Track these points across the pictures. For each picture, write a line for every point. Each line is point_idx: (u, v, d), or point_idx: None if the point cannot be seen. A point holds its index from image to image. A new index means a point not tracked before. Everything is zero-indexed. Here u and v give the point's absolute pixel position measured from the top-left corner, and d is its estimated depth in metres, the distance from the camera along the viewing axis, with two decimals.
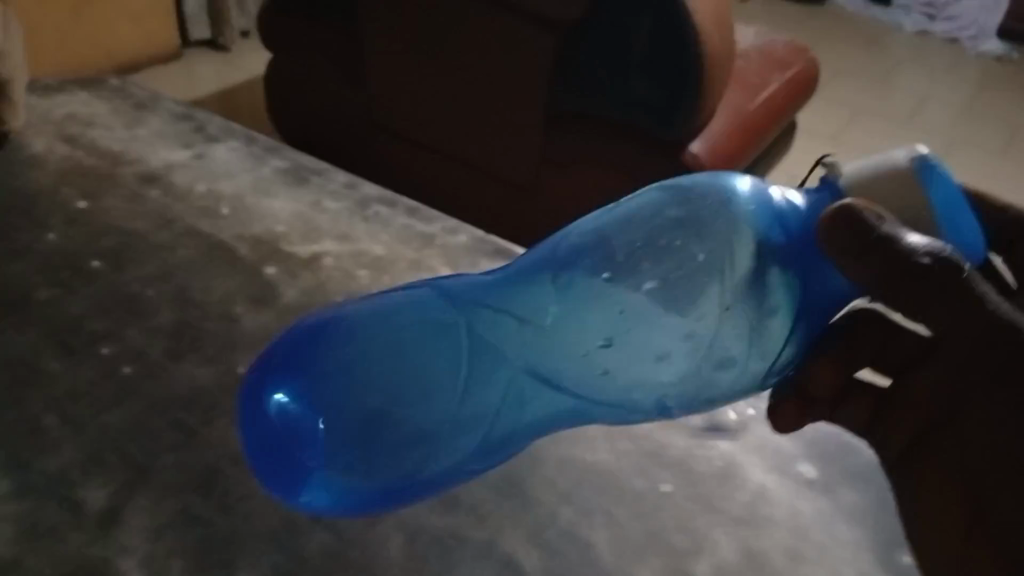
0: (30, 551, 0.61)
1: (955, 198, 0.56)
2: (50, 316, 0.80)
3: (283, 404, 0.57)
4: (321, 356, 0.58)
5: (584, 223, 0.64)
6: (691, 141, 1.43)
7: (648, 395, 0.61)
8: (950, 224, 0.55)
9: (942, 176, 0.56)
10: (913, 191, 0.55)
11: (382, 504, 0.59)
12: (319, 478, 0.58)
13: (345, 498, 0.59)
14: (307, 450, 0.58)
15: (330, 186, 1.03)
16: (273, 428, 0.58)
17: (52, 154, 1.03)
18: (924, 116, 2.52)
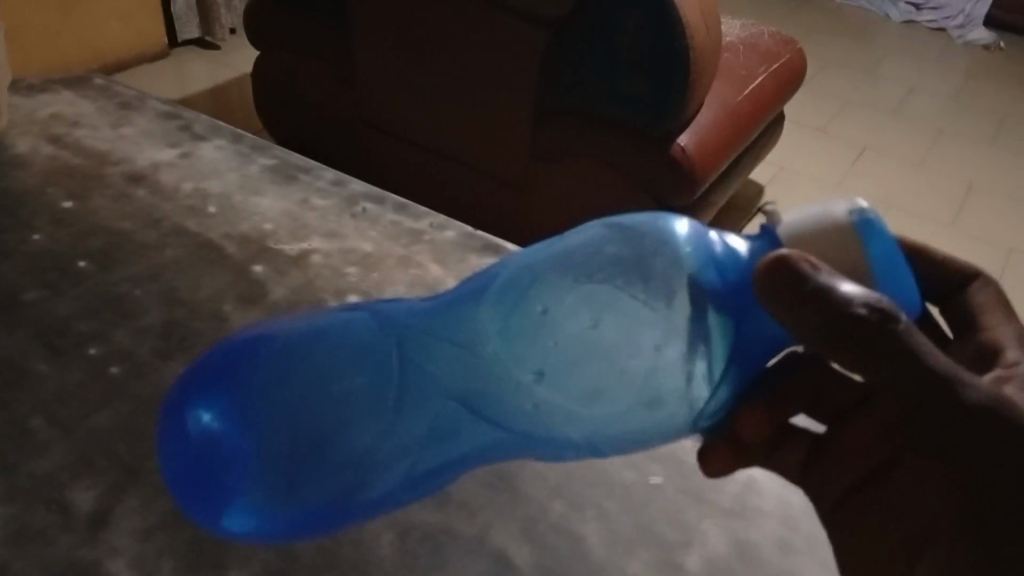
0: (18, 553, 0.61)
1: (898, 259, 0.54)
2: (37, 318, 0.80)
3: (206, 423, 0.58)
4: (250, 380, 0.60)
5: (522, 259, 0.68)
6: (680, 133, 1.43)
7: (580, 431, 0.62)
8: (892, 285, 0.53)
9: (884, 235, 0.54)
10: (852, 250, 0.53)
11: (305, 531, 0.61)
12: (241, 504, 0.59)
13: (268, 527, 0.60)
14: (228, 476, 0.58)
15: (317, 184, 1.02)
16: (192, 449, 0.58)
17: (37, 154, 1.02)
18: (912, 106, 2.53)
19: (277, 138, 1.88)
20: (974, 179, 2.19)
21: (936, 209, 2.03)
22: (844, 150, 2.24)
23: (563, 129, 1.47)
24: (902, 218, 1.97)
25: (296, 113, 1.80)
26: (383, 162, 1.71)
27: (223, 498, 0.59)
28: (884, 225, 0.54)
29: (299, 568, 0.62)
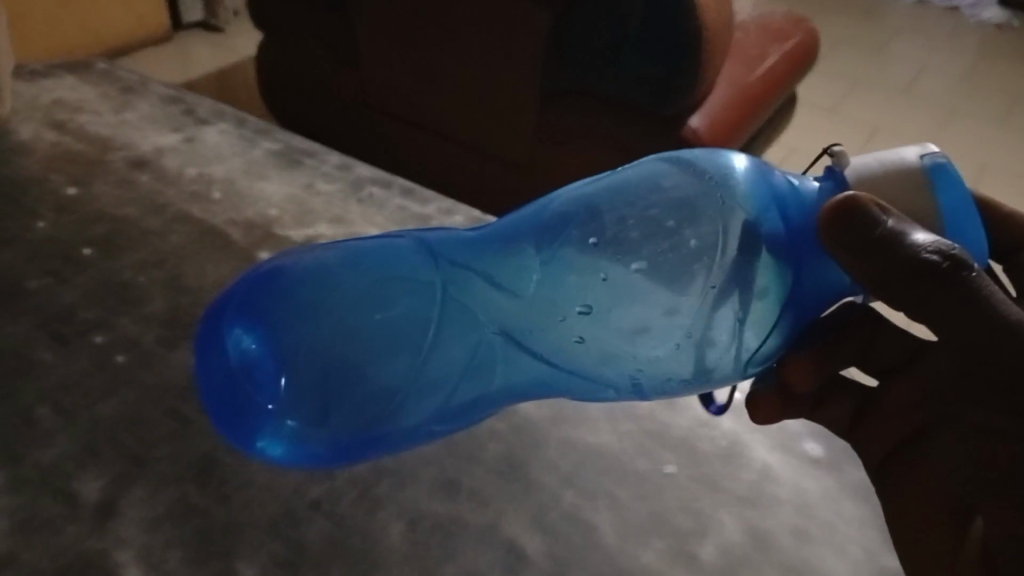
0: (26, 544, 0.60)
1: (968, 208, 0.53)
2: (40, 306, 0.79)
3: (243, 345, 0.53)
4: (286, 300, 0.54)
5: (573, 188, 0.60)
6: (691, 116, 1.40)
7: (617, 370, 0.58)
8: (959, 234, 0.52)
9: (956, 182, 0.53)
10: (921, 196, 0.52)
11: (339, 459, 0.56)
12: (275, 427, 0.54)
13: (307, 454, 0.56)
14: (262, 395, 0.53)
15: (323, 169, 1.01)
16: (227, 369, 0.54)
17: (40, 141, 1.01)
18: (924, 86, 2.49)
19: (283, 122, 1.87)
20: (987, 160, 2.16)
21: None
22: (854, 132, 2.22)
23: (572, 111, 1.46)
24: None
25: (302, 97, 1.79)
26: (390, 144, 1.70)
27: (259, 425, 0.54)
28: (957, 172, 0.54)
29: (308, 559, 0.61)
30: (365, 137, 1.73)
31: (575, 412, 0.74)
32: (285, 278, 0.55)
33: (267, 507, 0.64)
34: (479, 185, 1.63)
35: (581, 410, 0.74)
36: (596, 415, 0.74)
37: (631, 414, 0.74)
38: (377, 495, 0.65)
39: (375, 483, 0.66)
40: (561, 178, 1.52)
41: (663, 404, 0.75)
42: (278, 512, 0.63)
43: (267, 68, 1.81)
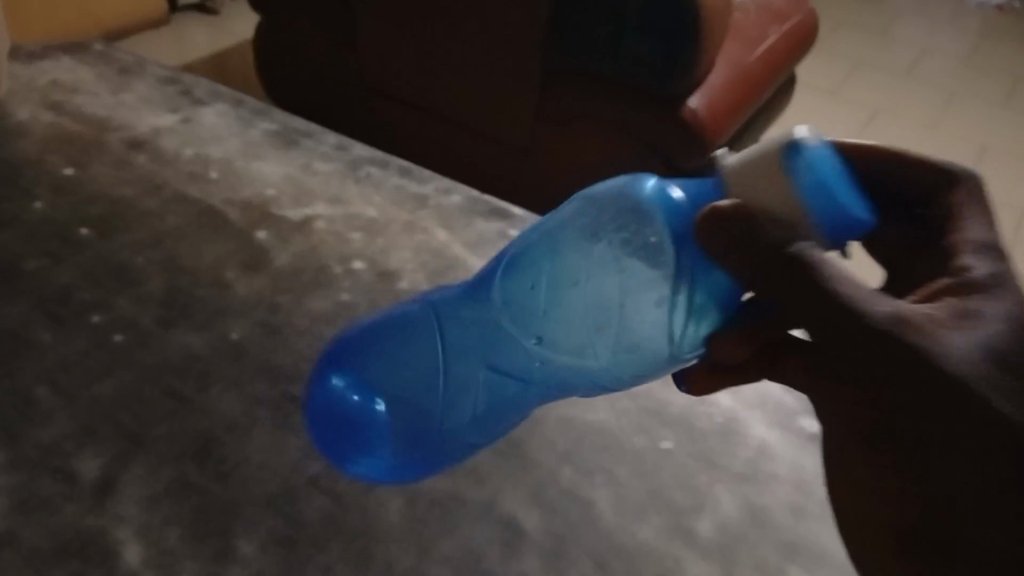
0: (25, 523, 0.60)
1: (840, 180, 0.46)
2: (37, 287, 0.79)
3: (335, 388, 0.63)
4: (359, 351, 0.63)
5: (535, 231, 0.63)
6: (691, 95, 1.39)
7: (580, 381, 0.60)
8: (834, 217, 0.45)
9: (813, 157, 0.46)
10: (776, 191, 0.46)
11: (416, 468, 0.63)
12: (365, 451, 0.63)
13: (399, 467, 0.63)
14: (349, 426, 0.62)
15: (321, 149, 1.01)
16: (327, 410, 0.63)
17: (37, 122, 1.00)
18: (924, 68, 2.48)
19: (282, 104, 1.86)
20: (987, 140, 2.16)
21: None
22: (854, 114, 2.21)
23: (569, 93, 1.45)
24: None
25: (301, 79, 1.78)
26: (390, 125, 1.70)
27: (362, 452, 0.63)
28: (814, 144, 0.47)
29: (307, 535, 0.61)
30: (364, 119, 1.73)
31: None
32: (362, 334, 0.64)
33: (266, 485, 0.64)
34: (477, 164, 1.63)
35: None
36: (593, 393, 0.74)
37: (629, 391, 0.74)
38: None
39: None
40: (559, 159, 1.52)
41: (660, 382, 0.75)
42: (277, 489, 0.64)
43: (265, 50, 1.80)
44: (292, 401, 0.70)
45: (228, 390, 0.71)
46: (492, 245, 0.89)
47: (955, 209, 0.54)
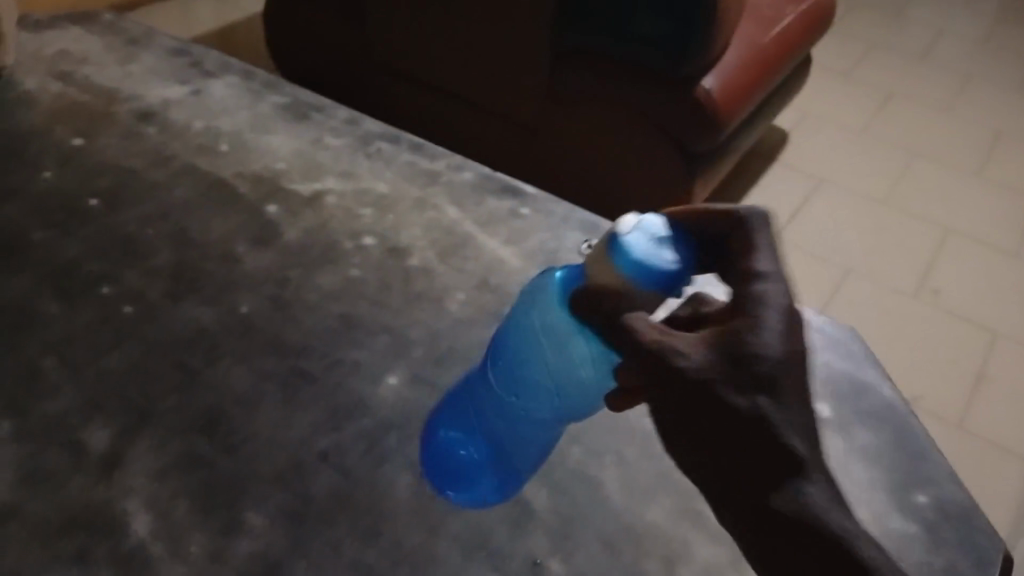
0: (32, 494, 0.60)
1: (660, 245, 0.50)
2: (45, 258, 0.78)
3: (448, 439, 0.65)
4: (455, 405, 0.66)
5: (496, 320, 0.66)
6: (706, 76, 1.38)
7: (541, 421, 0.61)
8: (661, 286, 0.50)
9: (630, 235, 0.50)
10: (604, 275, 0.50)
11: (506, 487, 0.63)
12: (468, 482, 0.63)
13: (498, 487, 0.63)
14: (457, 461, 0.64)
15: (330, 123, 1.00)
16: (438, 452, 0.65)
17: (45, 92, 0.99)
18: (939, 51, 2.46)
19: (291, 78, 1.85)
20: (1001, 125, 2.15)
21: (960, 158, 2.01)
22: (868, 97, 2.19)
23: (579, 72, 1.44)
24: (924, 168, 1.96)
25: (309, 54, 1.76)
26: (400, 101, 1.69)
27: (456, 484, 0.63)
28: (631, 222, 0.50)
29: (315, 510, 0.61)
30: (374, 96, 1.72)
31: None
32: (452, 396, 0.67)
33: (274, 460, 0.64)
34: (487, 142, 1.62)
35: None
36: None
37: None
38: (384, 449, 0.65)
39: (382, 437, 0.66)
40: (570, 138, 1.51)
41: None
42: (285, 464, 0.63)
43: (274, 23, 1.78)
44: (301, 375, 0.70)
45: (237, 364, 0.70)
46: (503, 223, 0.89)
47: (751, 241, 0.51)
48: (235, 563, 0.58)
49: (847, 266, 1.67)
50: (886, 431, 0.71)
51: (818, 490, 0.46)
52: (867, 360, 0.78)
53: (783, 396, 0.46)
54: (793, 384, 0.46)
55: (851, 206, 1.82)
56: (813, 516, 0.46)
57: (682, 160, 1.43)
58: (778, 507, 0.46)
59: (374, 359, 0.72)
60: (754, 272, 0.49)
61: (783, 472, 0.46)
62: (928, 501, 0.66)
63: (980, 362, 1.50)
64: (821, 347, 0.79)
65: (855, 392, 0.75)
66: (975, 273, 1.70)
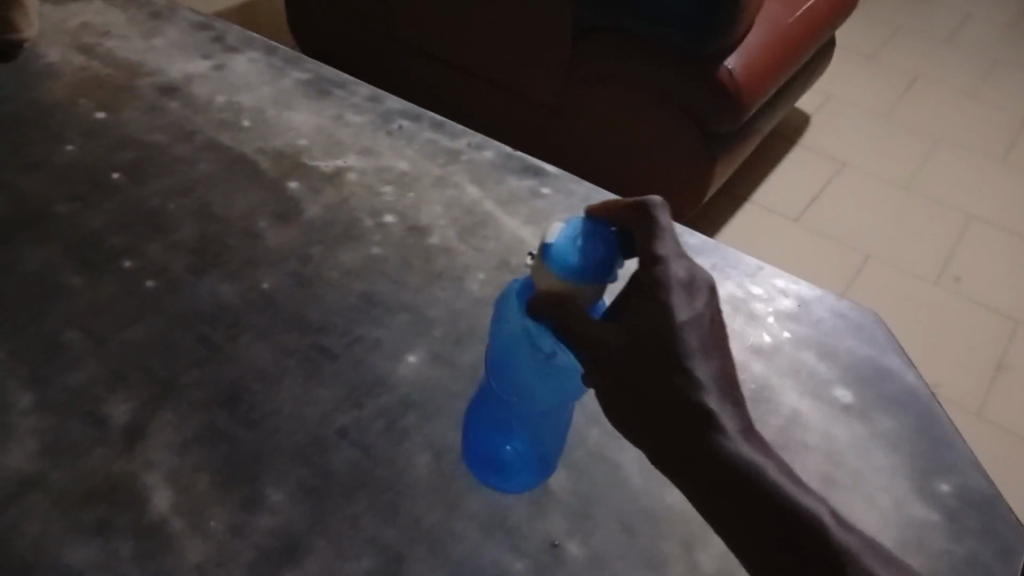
0: (55, 465, 0.61)
1: (586, 241, 0.55)
2: (68, 231, 0.78)
3: (481, 445, 0.64)
4: (478, 412, 0.65)
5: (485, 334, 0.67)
6: (728, 56, 1.36)
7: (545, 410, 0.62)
8: (597, 278, 0.55)
9: (557, 240, 0.55)
10: (544, 279, 0.55)
11: (545, 464, 0.64)
12: (513, 469, 0.63)
13: (533, 466, 0.63)
14: (499, 457, 0.64)
15: (352, 100, 0.99)
16: (478, 456, 0.64)
17: (67, 64, 0.99)
18: (966, 35, 2.42)
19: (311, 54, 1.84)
20: None
21: (985, 144, 1.99)
22: (892, 80, 2.16)
23: (601, 51, 1.42)
24: (948, 154, 1.94)
25: (330, 30, 1.76)
26: (420, 79, 1.68)
27: (497, 473, 0.63)
28: (555, 229, 0.56)
29: (334, 486, 0.61)
30: (395, 73, 1.71)
31: None
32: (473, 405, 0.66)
33: (295, 435, 0.64)
34: (507, 121, 1.61)
35: None
36: None
37: None
38: (404, 427, 0.65)
39: (402, 415, 0.66)
40: (590, 118, 1.50)
41: None
42: (306, 440, 0.64)
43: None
44: (322, 352, 0.70)
45: (258, 340, 0.71)
46: (524, 203, 0.88)
47: (653, 229, 0.57)
48: (256, 537, 0.58)
49: (867, 252, 1.65)
50: (908, 418, 0.71)
51: (740, 443, 0.51)
52: (890, 345, 0.78)
53: (694, 361, 0.52)
54: (699, 349, 0.53)
55: (873, 191, 1.81)
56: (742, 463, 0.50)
57: (703, 143, 1.42)
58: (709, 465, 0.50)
59: (395, 337, 0.72)
60: (656, 258, 0.55)
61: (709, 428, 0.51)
62: (950, 489, 0.66)
63: (1001, 350, 1.49)
64: (844, 332, 0.78)
65: (878, 378, 0.74)
66: (998, 261, 1.68)
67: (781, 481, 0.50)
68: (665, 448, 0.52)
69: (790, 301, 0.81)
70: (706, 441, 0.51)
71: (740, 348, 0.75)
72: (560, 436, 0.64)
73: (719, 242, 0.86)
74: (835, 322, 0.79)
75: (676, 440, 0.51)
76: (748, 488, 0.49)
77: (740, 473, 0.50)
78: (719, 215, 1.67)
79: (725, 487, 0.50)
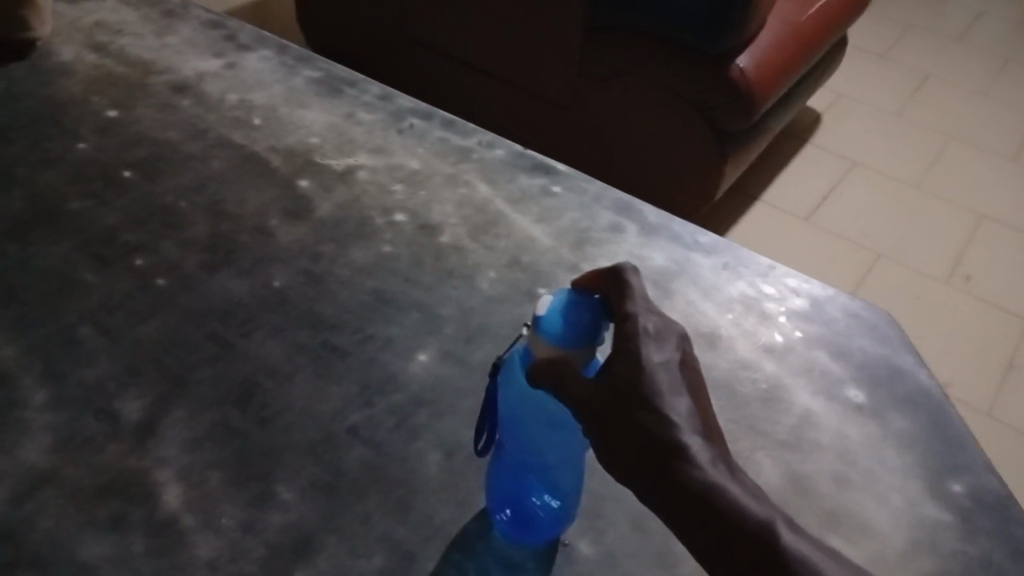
0: (69, 460, 0.61)
1: (575, 307, 0.53)
2: (82, 227, 0.79)
3: (499, 502, 0.60)
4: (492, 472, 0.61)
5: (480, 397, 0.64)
6: (738, 56, 1.36)
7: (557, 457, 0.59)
8: (588, 343, 0.53)
9: (546, 310, 0.54)
10: (538, 349, 0.53)
11: (568, 510, 0.60)
12: (537, 518, 0.60)
13: (558, 514, 0.60)
14: (521, 510, 0.60)
15: (363, 98, 0.99)
16: (503, 511, 0.60)
17: (81, 62, 1.00)
18: (979, 32, 2.40)
19: (322, 53, 1.85)
20: None
21: (998, 143, 1.98)
22: (905, 79, 2.15)
23: (620, 53, 1.42)
24: (962, 153, 1.93)
25: (341, 28, 1.76)
26: (431, 78, 1.68)
27: (524, 525, 0.60)
28: (543, 302, 0.54)
29: (346, 484, 0.61)
30: (406, 72, 1.71)
31: None
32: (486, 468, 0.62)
33: (307, 432, 0.64)
34: (518, 120, 1.61)
35: None
36: None
37: None
38: (415, 424, 0.66)
39: (413, 414, 0.66)
40: (601, 117, 1.50)
41: (702, 345, 0.75)
42: (317, 436, 0.64)
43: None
44: (333, 350, 0.70)
45: (270, 337, 0.71)
46: (535, 201, 0.88)
47: (623, 290, 0.56)
48: (267, 533, 0.58)
49: (879, 251, 1.65)
50: (922, 419, 0.71)
51: (715, 475, 0.48)
52: (903, 345, 0.77)
53: (665, 400, 0.51)
54: (670, 389, 0.51)
55: (885, 190, 1.80)
56: (710, 489, 0.48)
57: (715, 143, 1.42)
58: (687, 503, 0.48)
59: (406, 335, 0.72)
60: (626, 315, 0.54)
61: (677, 458, 0.49)
62: (963, 489, 0.65)
63: (1013, 351, 1.48)
64: (857, 331, 0.78)
65: (892, 378, 0.74)
66: (1011, 261, 1.67)
67: (757, 511, 0.47)
68: (644, 491, 0.50)
69: (802, 300, 0.80)
70: (680, 475, 0.48)
71: (752, 347, 0.75)
72: (579, 480, 0.60)
73: (730, 241, 0.86)
74: (848, 321, 0.79)
75: (652, 480, 0.49)
76: (724, 519, 0.47)
77: (720, 508, 0.47)
78: (730, 214, 1.67)
79: (702, 521, 0.47)
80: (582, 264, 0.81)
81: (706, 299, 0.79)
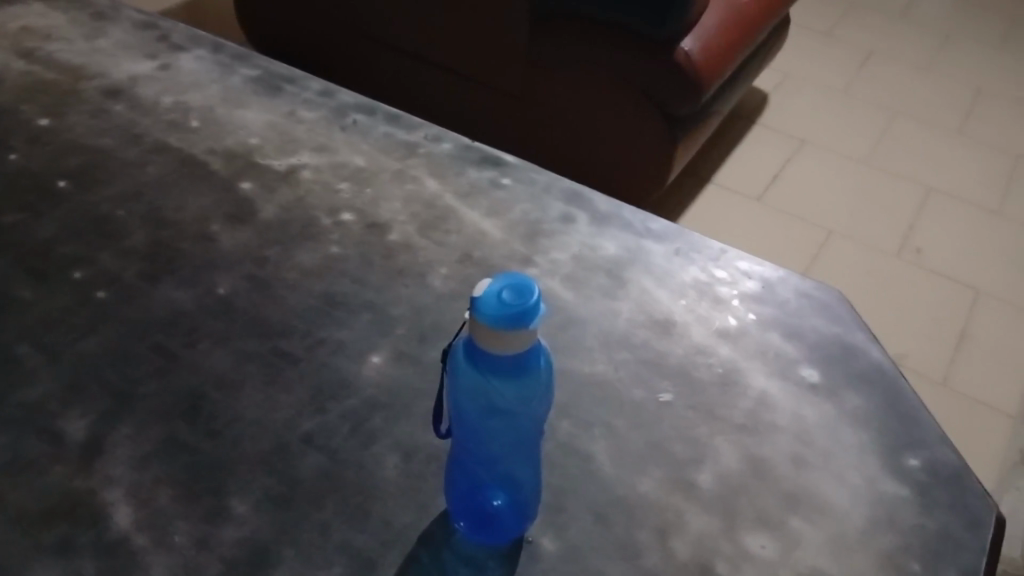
0: (11, 485, 0.59)
1: (512, 289, 0.52)
2: (17, 241, 0.76)
3: (460, 509, 0.59)
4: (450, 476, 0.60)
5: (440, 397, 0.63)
6: (684, 39, 1.35)
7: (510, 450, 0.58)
8: (523, 323, 0.52)
9: (483, 292, 0.53)
10: (478, 332, 0.52)
11: (529, 503, 0.60)
12: (500, 517, 0.59)
13: (520, 510, 0.59)
14: (482, 513, 0.59)
15: (305, 95, 0.97)
16: (465, 519, 0.59)
17: (8, 70, 0.96)
18: (919, 8, 2.44)
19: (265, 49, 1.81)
20: (983, 83, 2.14)
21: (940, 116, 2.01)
22: (849, 56, 2.18)
23: (565, 40, 1.40)
24: (907, 127, 1.96)
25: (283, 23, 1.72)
26: (377, 70, 1.65)
27: (488, 528, 0.59)
28: (483, 284, 0.53)
29: (301, 492, 0.60)
30: (351, 65, 1.68)
31: (571, 342, 0.73)
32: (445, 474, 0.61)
33: (259, 443, 0.63)
34: (467, 111, 1.60)
35: (576, 341, 0.73)
36: (591, 344, 0.73)
37: (627, 342, 0.73)
38: (371, 428, 0.64)
39: (368, 417, 0.65)
40: (549, 106, 1.49)
41: (659, 332, 0.74)
42: (269, 447, 0.62)
43: None
44: (283, 356, 0.69)
45: (217, 346, 0.69)
46: (484, 194, 0.87)
47: None
48: (221, 549, 0.57)
49: (831, 229, 1.66)
50: (878, 396, 0.71)
51: None
52: (855, 322, 0.78)
53: None
54: None
55: (833, 167, 1.82)
56: None
57: (665, 125, 1.41)
58: None
59: (358, 337, 0.71)
60: None
61: None
62: (919, 463, 0.66)
63: (964, 322, 1.50)
64: (809, 311, 0.78)
65: (846, 356, 0.74)
66: (958, 232, 1.70)
67: None
68: None
69: (754, 282, 0.80)
70: None
71: (706, 332, 0.75)
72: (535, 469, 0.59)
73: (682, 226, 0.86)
74: (800, 302, 0.79)
75: None
76: None
77: None
78: (682, 198, 1.68)
79: None
80: (533, 256, 0.80)
81: (661, 286, 0.79)
